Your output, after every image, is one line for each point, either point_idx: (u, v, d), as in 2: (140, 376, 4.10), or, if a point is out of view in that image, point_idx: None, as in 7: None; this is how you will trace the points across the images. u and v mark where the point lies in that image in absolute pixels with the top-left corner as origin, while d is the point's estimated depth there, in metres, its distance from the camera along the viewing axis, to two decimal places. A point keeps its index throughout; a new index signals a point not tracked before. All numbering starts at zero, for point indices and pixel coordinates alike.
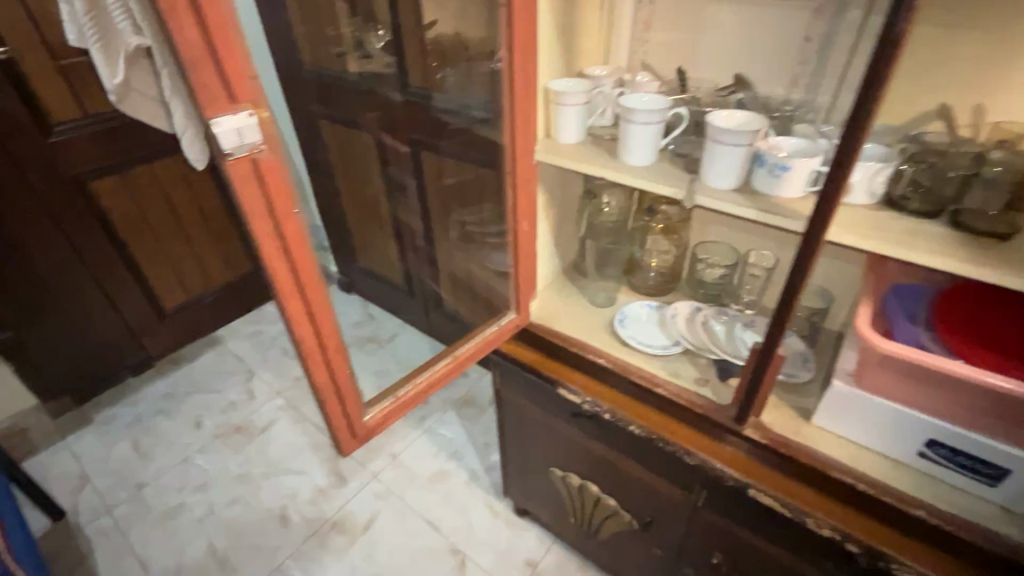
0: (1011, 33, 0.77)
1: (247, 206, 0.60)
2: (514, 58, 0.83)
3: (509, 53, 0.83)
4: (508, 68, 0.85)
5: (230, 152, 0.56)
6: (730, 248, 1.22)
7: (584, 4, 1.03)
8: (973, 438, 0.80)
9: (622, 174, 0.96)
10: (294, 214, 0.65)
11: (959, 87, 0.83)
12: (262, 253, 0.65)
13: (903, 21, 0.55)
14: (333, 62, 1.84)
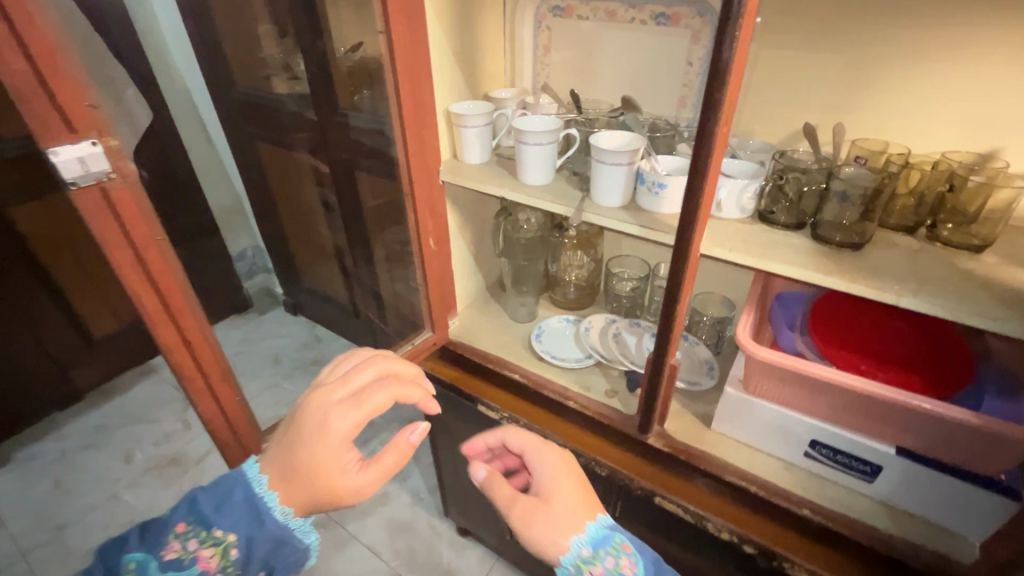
0: (862, 58, 0.83)
1: (99, 234, 0.60)
2: (401, 83, 0.85)
3: (396, 78, 0.85)
4: (396, 93, 0.87)
5: (74, 181, 0.55)
6: (642, 261, 1.30)
7: (483, 29, 1.06)
8: (847, 437, 0.85)
9: (521, 193, 0.99)
10: (157, 241, 0.64)
11: (822, 106, 0.89)
12: (123, 281, 0.64)
13: (726, 50, 0.59)
14: (262, 84, 1.82)
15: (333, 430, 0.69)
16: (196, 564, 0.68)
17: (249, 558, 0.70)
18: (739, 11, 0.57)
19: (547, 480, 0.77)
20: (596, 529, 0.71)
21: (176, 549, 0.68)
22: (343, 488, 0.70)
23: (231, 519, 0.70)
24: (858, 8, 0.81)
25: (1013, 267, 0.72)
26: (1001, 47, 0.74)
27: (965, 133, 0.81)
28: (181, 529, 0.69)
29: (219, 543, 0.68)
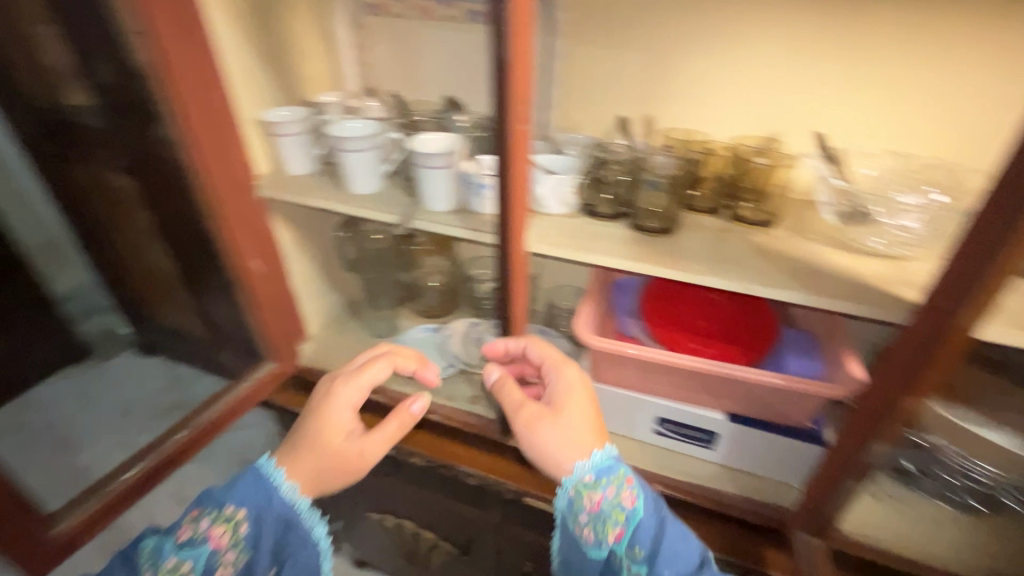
0: (657, 52, 0.88)
1: None
2: (178, 92, 0.76)
3: (172, 87, 0.76)
4: (176, 104, 0.77)
5: None
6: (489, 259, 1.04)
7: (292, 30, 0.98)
8: (684, 410, 0.90)
9: (347, 205, 0.92)
10: None
11: (632, 99, 0.93)
12: None
13: (503, 48, 0.58)
14: None
15: (340, 396, 0.75)
16: (208, 547, 0.66)
17: (258, 541, 0.69)
18: (506, 6, 0.55)
19: (558, 395, 0.75)
20: (599, 456, 0.69)
21: (188, 532, 0.67)
22: (345, 452, 0.73)
23: (242, 500, 0.69)
24: (648, 6, 0.85)
25: (794, 238, 0.79)
26: (766, 41, 0.82)
27: (750, 120, 0.89)
28: (195, 515, 0.68)
29: (230, 522, 0.68)
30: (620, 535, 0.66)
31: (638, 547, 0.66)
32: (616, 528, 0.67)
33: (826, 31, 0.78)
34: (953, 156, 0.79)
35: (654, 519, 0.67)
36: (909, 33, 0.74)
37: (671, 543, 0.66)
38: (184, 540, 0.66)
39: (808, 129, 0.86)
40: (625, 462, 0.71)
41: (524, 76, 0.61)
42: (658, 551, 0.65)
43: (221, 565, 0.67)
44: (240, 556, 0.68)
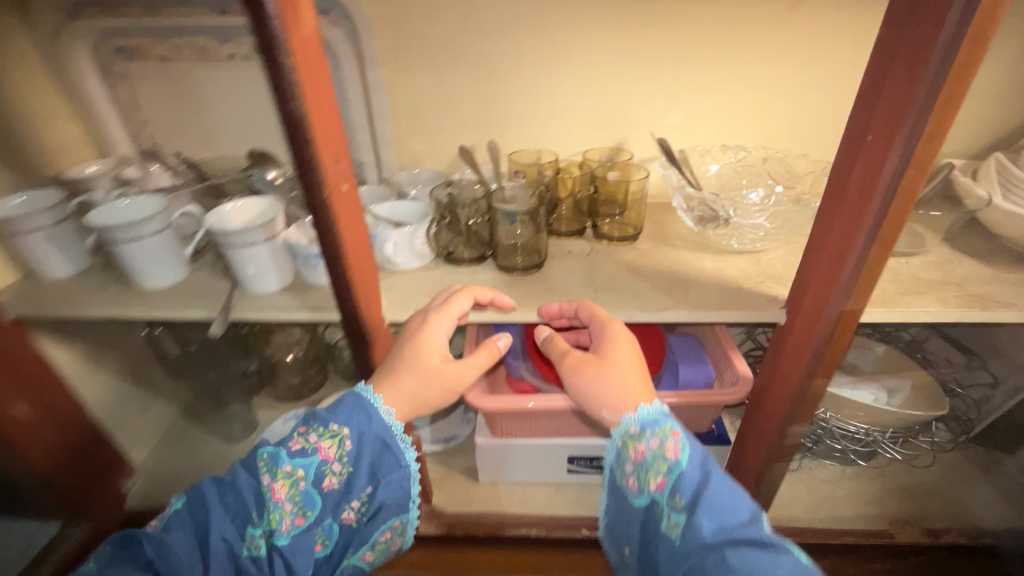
0: (484, 74, 0.81)
1: None
2: None
3: None
4: None
5: None
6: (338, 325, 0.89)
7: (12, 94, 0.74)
8: (595, 445, 0.83)
9: (135, 306, 0.71)
10: None
11: (470, 124, 0.86)
12: None
13: (289, 100, 0.45)
14: None
15: (427, 330, 0.64)
16: (318, 457, 0.59)
17: (359, 463, 0.61)
18: (278, 48, 0.42)
19: (606, 343, 0.64)
20: (645, 410, 0.59)
21: (300, 441, 0.59)
22: (435, 385, 0.65)
23: (345, 416, 0.61)
24: (464, 24, 0.77)
25: (661, 247, 0.77)
26: (592, 50, 0.78)
27: (594, 132, 0.86)
28: (304, 429, 0.60)
29: (337, 436, 0.60)
30: (663, 484, 0.56)
31: (678, 494, 0.55)
32: (658, 476, 0.56)
33: (647, 35, 0.76)
34: (781, 141, 0.84)
35: (698, 469, 0.56)
36: (723, 30, 0.75)
37: (712, 493, 0.53)
38: (297, 449, 0.58)
39: (651, 133, 0.85)
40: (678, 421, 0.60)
41: (325, 130, 0.49)
42: (700, 498, 0.53)
43: (327, 479, 0.59)
44: (347, 471, 0.60)
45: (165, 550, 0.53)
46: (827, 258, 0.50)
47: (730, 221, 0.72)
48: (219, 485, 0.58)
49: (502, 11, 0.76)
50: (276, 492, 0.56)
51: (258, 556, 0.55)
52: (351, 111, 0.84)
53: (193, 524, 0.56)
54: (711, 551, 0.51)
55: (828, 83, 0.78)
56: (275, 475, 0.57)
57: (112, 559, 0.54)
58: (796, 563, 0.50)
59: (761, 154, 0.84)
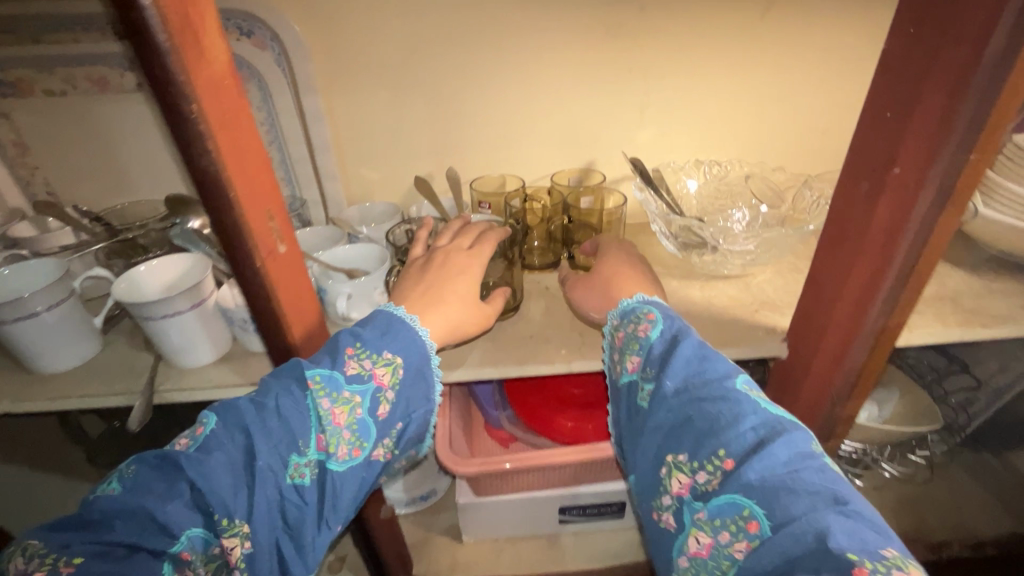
0: (439, 94, 0.73)
1: None
2: None
3: None
4: None
5: None
6: None
7: None
8: (588, 492, 0.76)
9: (31, 397, 0.58)
10: None
11: (426, 150, 0.77)
12: None
13: (195, 152, 0.35)
14: None
15: (449, 260, 0.58)
16: (372, 385, 0.47)
17: (400, 399, 0.48)
18: (175, 89, 0.33)
19: (605, 259, 0.62)
20: (628, 302, 0.54)
21: (355, 364, 0.46)
22: (468, 314, 0.56)
23: (399, 339, 0.49)
24: (411, 41, 0.68)
25: None
26: (554, 67, 0.71)
27: (561, 153, 0.79)
28: (354, 350, 0.47)
29: (392, 363, 0.48)
30: (638, 364, 0.49)
31: (649, 364, 0.47)
32: (634, 356, 0.50)
33: (612, 49, 0.70)
34: (756, 153, 0.80)
35: (669, 338, 0.48)
36: (692, 42, 0.70)
37: (681, 358, 0.45)
38: (353, 373, 0.46)
39: (622, 152, 0.79)
40: (661, 305, 0.53)
41: (252, 185, 0.40)
42: (669, 363, 0.45)
43: (383, 406, 0.47)
44: (400, 402, 0.48)
45: (205, 476, 0.39)
46: (850, 299, 0.47)
47: (718, 249, 0.66)
48: (261, 401, 0.43)
49: (454, 27, 0.68)
50: (335, 419, 0.44)
51: (302, 485, 0.43)
52: (288, 143, 0.74)
53: (238, 444, 0.41)
54: (676, 417, 0.42)
55: (802, 93, 0.74)
56: (332, 399, 0.44)
57: (140, 482, 0.37)
58: (765, 413, 0.40)
59: (737, 170, 0.79)
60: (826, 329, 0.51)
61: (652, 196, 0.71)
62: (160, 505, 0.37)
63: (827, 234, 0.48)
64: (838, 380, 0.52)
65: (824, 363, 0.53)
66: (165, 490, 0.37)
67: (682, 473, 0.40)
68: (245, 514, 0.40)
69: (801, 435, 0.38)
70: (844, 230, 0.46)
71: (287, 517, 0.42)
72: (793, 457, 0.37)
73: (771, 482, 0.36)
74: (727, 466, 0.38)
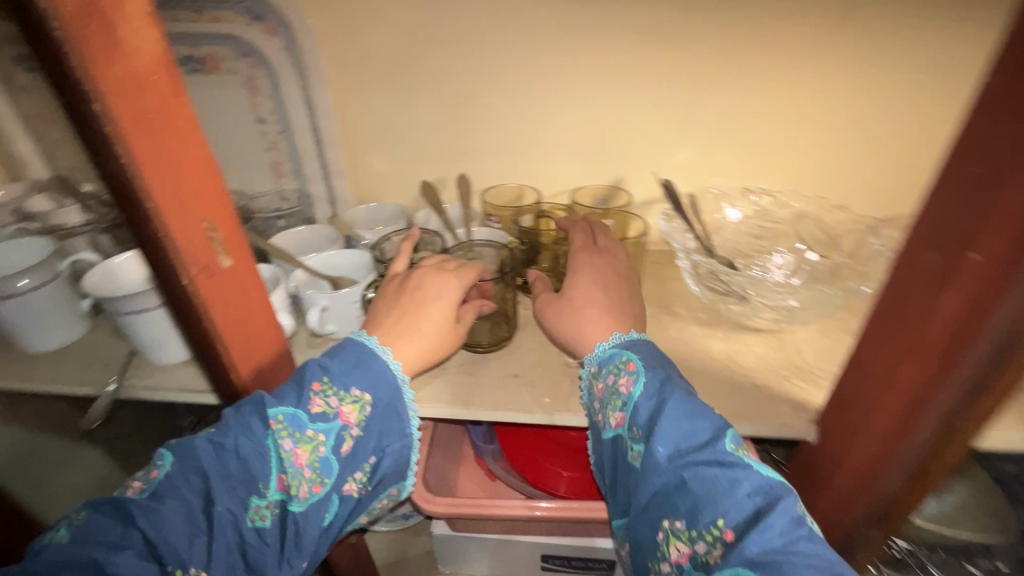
0: (456, 94, 0.66)
1: None
2: None
3: None
4: None
5: None
6: None
7: None
8: (574, 546, 0.69)
9: (13, 374, 0.59)
10: None
11: (439, 155, 0.72)
12: None
13: (108, 161, 0.31)
14: None
15: (425, 282, 0.51)
16: (337, 424, 0.41)
17: (369, 437, 0.43)
18: (75, 86, 0.28)
19: (574, 276, 0.54)
20: (602, 348, 0.48)
21: (320, 402, 0.41)
22: (448, 342, 0.50)
23: (368, 374, 0.44)
24: (426, 39, 0.63)
25: (662, 318, 0.61)
26: (582, 76, 0.63)
27: (584, 169, 0.71)
28: (320, 386, 0.42)
29: (359, 400, 0.43)
30: (622, 420, 0.43)
31: (635, 423, 0.42)
32: (616, 412, 0.44)
33: (649, 58, 0.61)
34: (814, 187, 0.68)
35: (652, 392, 0.43)
36: (748, 54, 0.59)
37: (667, 415, 0.40)
38: (318, 411, 0.41)
39: (654, 174, 0.70)
40: (643, 348, 0.47)
41: (184, 192, 0.35)
42: (655, 424, 0.40)
43: (349, 444, 0.42)
44: (370, 438, 0.43)
45: (158, 525, 0.34)
46: (891, 405, 0.38)
47: (748, 299, 0.57)
48: (219, 440, 0.38)
49: (472, 26, 0.61)
50: (296, 459, 0.39)
51: (264, 528, 0.38)
52: (296, 137, 0.70)
53: (195, 488, 0.36)
54: (668, 484, 0.38)
55: (879, 121, 0.62)
56: (295, 439, 0.40)
57: (91, 530, 0.33)
58: (758, 474, 0.37)
59: (787, 205, 0.69)
60: (860, 431, 0.42)
61: (680, 227, 0.66)
62: (108, 556, 0.32)
63: (874, 324, 0.39)
64: (868, 501, 0.43)
65: (849, 469, 0.44)
66: (117, 540, 0.33)
67: (679, 542, 0.37)
68: (202, 565, 0.34)
69: (792, 496, 0.36)
70: (901, 329, 0.36)
71: (247, 564, 0.37)
72: (790, 527, 0.34)
73: (773, 558, 0.33)
74: (727, 538, 0.35)
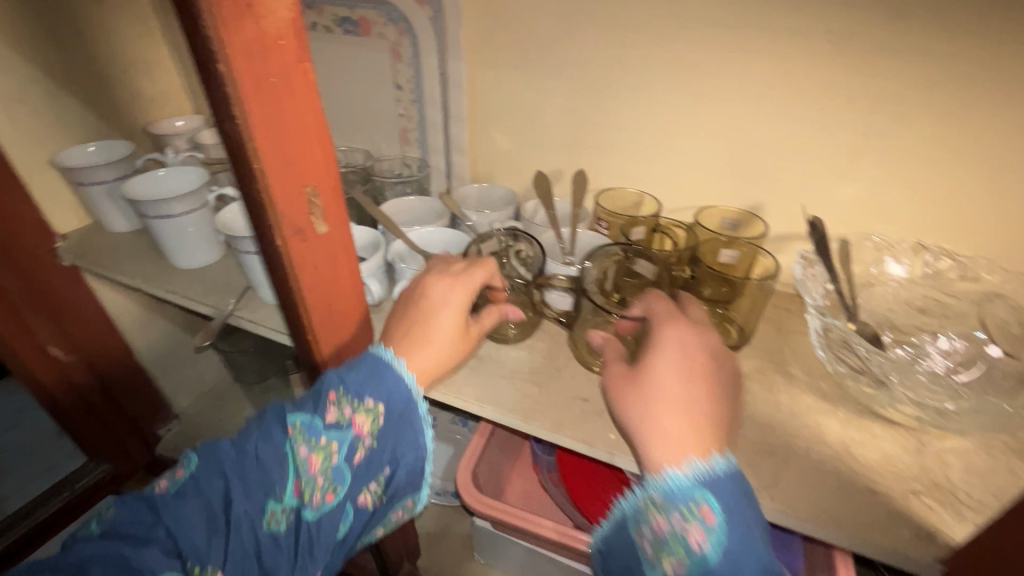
0: (590, 85, 0.62)
1: None
2: None
3: None
4: None
5: None
6: None
7: (125, 39, 0.74)
8: None
9: (157, 283, 0.68)
10: None
11: (561, 147, 0.68)
12: None
13: (229, 123, 0.33)
14: None
15: (431, 284, 0.48)
16: (349, 434, 0.42)
17: (383, 450, 0.44)
18: (206, 45, 0.29)
19: (655, 353, 0.41)
20: (674, 476, 0.37)
21: (335, 411, 0.41)
22: (460, 349, 0.47)
23: (384, 385, 0.43)
24: (572, 22, 0.58)
25: (769, 377, 0.53)
26: (740, 82, 0.55)
27: (717, 188, 0.62)
28: (336, 396, 0.42)
29: (373, 412, 0.42)
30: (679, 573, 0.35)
31: None
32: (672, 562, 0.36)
33: (830, 71, 0.51)
34: (1017, 260, 0.53)
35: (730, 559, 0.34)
36: (963, 80, 0.47)
37: None
38: (332, 420, 0.41)
39: (802, 207, 0.59)
40: (729, 489, 0.36)
41: (291, 156, 0.36)
42: None
43: (363, 455, 0.43)
44: (385, 449, 0.44)
45: (180, 521, 0.38)
46: None
47: (887, 386, 0.45)
48: (241, 444, 0.42)
49: (623, 13, 0.56)
50: (310, 466, 0.41)
51: (279, 533, 0.40)
52: (427, 108, 0.71)
53: (216, 489, 0.40)
54: None
55: None
56: (309, 447, 0.41)
57: (126, 521, 0.38)
58: None
59: (972, 276, 0.54)
60: None
61: (822, 275, 0.55)
62: (134, 551, 0.36)
63: None
64: None
65: None
66: (145, 532, 0.38)
67: None
68: (217, 564, 0.38)
69: None
70: None
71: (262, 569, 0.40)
72: None
73: None
74: None
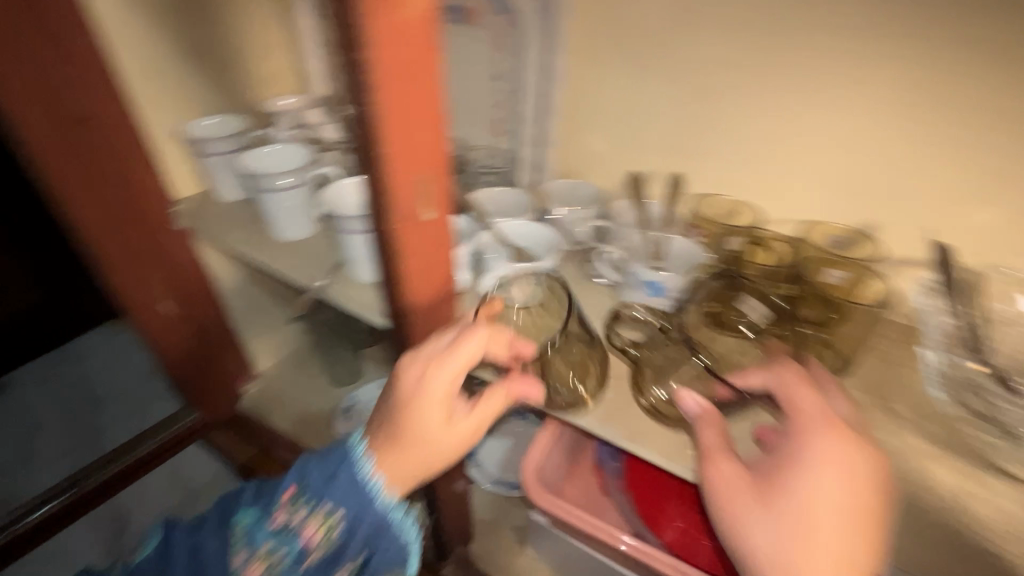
0: (700, 86, 0.59)
1: None
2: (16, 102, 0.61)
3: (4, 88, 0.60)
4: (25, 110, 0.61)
5: None
6: None
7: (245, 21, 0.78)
8: None
9: (260, 252, 0.72)
10: None
11: (660, 147, 0.65)
12: None
13: (363, 104, 0.34)
14: None
15: (404, 374, 0.45)
16: (295, 541, 0.47)
17: (349, 545, 0.47)
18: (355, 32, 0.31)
19: (801, 476, 0.41)
20: None
21: (283, 518, 0.47)
22: (446, 441, 0.46)
23: (343, 490, 0.46)
24: (690, 20, 0.56)
25: (872, 415, 0.49)
26: (874, 92, 0.50)
27: (830, 203, 0.58)
28: (288, 500, 0.47)
29: (327, 519, 0.46)
30: None
31: None
32: None
33: (986, 84, 0.46)
34: None
35: None
36: None
37: None
38: (279, 524, 0.47)
39: (926, 232, 0.54)
40: None
41: (409, 142, 0.37)
42: None
43: (311, 559, 0.47)
44: (341, 552, 0.48)
45: None
46: None
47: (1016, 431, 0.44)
48: (210, 533, 0.51)
49: (747, 11, 0.53)
50: (255, 566, 0.47)
51: None
52: (523, 99, 0.70)
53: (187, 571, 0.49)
54: None
55: None
56: (255, 549, 0.48)
57: None
58: None
59: None
60: None
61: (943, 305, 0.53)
62: None
63: None
64: None
65: None
66: None
67: None
68: None
69: None
70: None
71: None
72: None
73: None
74: None
